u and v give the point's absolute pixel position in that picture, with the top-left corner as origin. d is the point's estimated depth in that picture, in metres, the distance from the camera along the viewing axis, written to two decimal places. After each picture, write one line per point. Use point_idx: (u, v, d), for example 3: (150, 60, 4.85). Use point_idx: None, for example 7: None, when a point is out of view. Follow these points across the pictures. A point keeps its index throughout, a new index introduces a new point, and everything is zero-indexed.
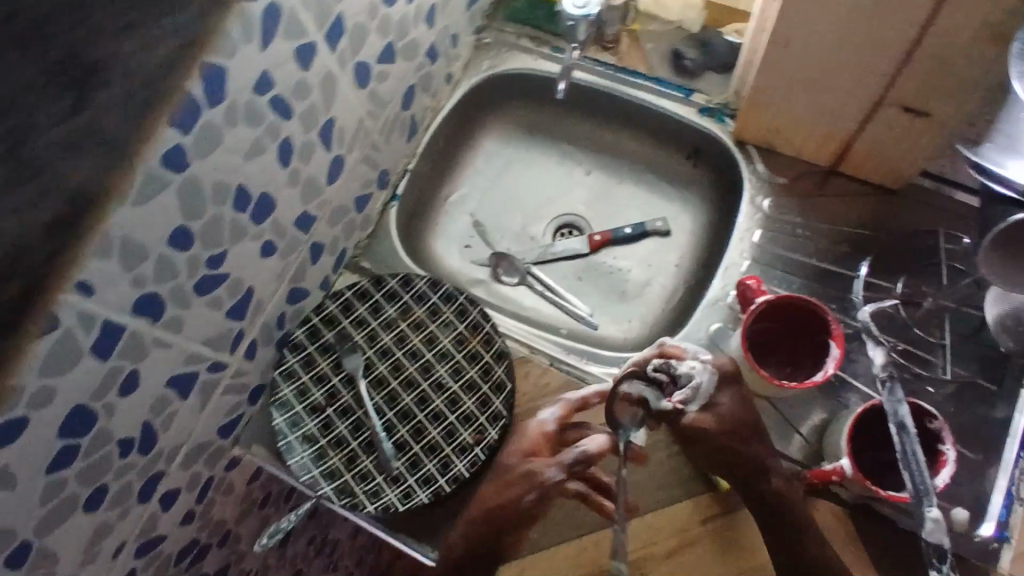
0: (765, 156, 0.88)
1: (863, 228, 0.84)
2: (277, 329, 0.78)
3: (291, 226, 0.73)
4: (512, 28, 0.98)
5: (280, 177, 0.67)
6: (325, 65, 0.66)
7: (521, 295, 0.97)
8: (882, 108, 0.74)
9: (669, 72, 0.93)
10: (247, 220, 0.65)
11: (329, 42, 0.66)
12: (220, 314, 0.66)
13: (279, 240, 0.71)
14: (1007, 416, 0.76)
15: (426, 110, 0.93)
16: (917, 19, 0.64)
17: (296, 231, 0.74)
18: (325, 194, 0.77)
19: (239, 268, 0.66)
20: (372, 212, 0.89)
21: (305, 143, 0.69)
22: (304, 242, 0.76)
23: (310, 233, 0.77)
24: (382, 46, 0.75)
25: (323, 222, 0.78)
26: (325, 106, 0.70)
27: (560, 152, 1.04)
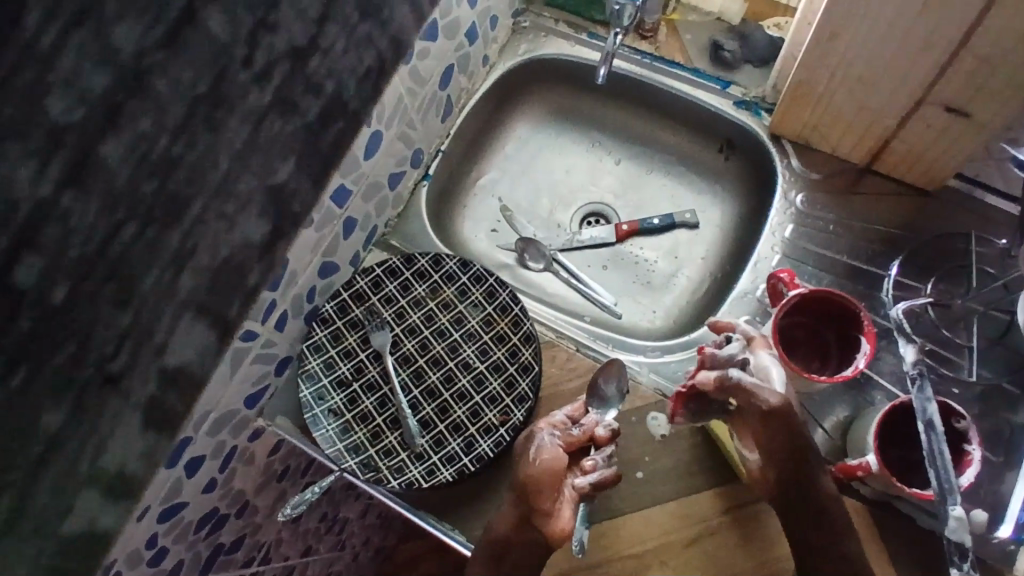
0: (800, 152, 0.88)
1: (895, 228, 0.84)
2: (307, 302, 0.78)
3: (328, 198, 0.73)
4: (550, 14, 0.98)
5: (322, 147, 0.67)
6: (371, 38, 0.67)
7: (547, 281, 0.97)
8: (924, 107, 0.74)
9: (706, 63, 0.93)
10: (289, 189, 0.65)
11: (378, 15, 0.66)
12: (256, 282, 0.67)
13: (316, 211, 0.71)
14: None
15: (461, 91, 0.93)
16: (967, 18, 0.64)
17: (333, 204, 0.74)
18: (362, 169, 0.77)
19: (277, 237, 0.67)
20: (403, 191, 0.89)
21: (347, 114, 0.69)
22: (339, 215, 0.76)
23: (345, 206, 0.77)
24: (425, 22, 0.75)
25: (359, 196, 0.79)
26: (369, 79, 0.70)
27: (592, 140, 1.04)
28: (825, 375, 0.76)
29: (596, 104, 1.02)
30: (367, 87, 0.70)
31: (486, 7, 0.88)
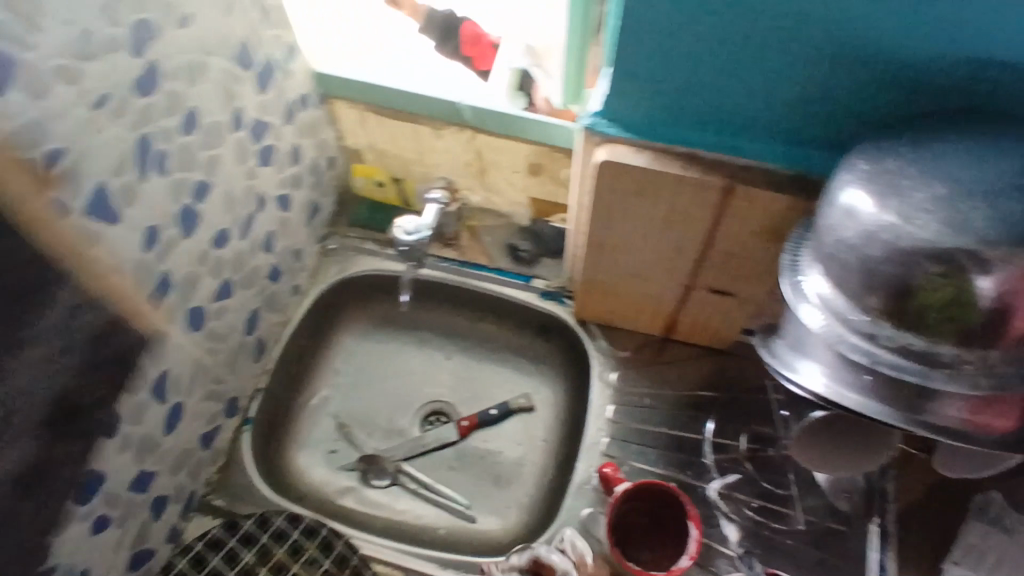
0: (606, 333, 0.94)
1: (704, 390, 0.90)
2: (203, 446, 0.86)
3: (126, 491, 0.75)
4: (358, 235, 1.02)
5: (152, 406, 0.75)
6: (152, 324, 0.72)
7: (394, 498, 0.94)
8: (695, 291, 0.81)
9: (507, 261, 0.99)
10: (148, 398, 0.74)
11: (155, 301, 0.72)
12: (87, 526, 0.70)
13: (113, 510, 0.73)
14: (862, 552, 0.78)
15: (272, 327, 0.94)
16: (706, 224, 0.70)
17: (132, 495, 0.75)
18: (163, 447, 0.79)
19: (101, 463, 0.70)
20: (203, 454, 0.86)
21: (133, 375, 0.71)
22: (142, 502, 0.77)
23: (148, 491, 0.78)
24: (265, 231, 0.87)
25: (163, 474, 0.80)
26: (182, 302, 0.76)
27: (257, 388, 0.94)
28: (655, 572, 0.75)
29: (282, 335, 0.96)
30: (182, 310, 0.76)
31: (287, 244, 0.92)
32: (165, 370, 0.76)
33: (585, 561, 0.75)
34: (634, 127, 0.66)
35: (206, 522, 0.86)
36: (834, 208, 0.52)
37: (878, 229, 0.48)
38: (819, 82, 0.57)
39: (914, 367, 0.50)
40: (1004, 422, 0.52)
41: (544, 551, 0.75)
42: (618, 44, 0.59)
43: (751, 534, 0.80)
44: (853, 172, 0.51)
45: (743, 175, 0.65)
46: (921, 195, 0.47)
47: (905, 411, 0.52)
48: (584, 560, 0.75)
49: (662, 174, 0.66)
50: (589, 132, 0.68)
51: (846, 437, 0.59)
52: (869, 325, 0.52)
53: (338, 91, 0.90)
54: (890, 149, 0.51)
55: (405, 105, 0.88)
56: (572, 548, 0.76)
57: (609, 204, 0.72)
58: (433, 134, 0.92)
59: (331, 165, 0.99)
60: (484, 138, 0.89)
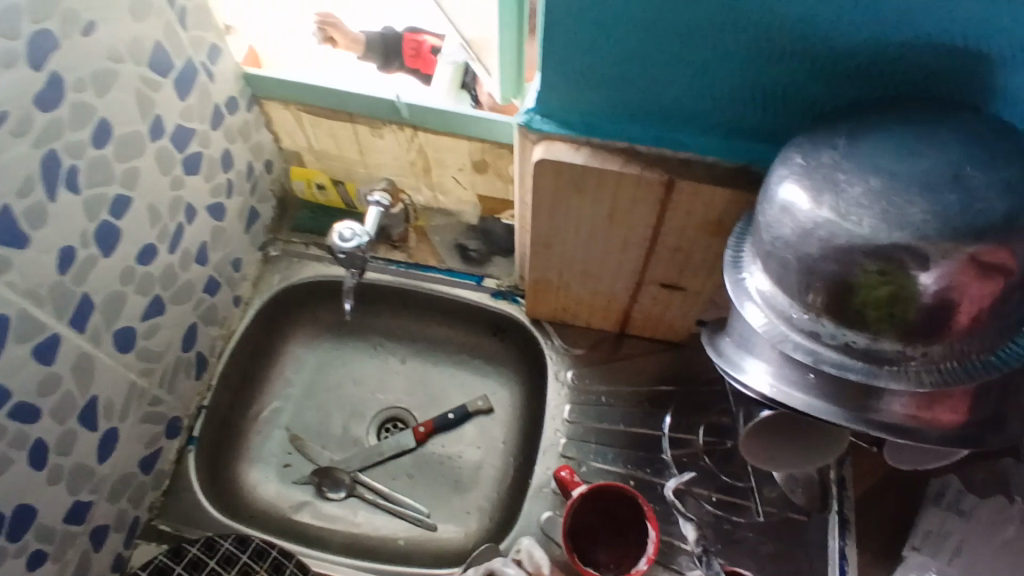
0: (560, 331, 0.92)
1: (662, 384, 0.88)
2: (142, 471, 0.82)
3: (61, 523, 0.71)
4: (296, 237, 0.99)
5: (82, 435, 0.71)
6: (76, 348, 0.68)
7: (352, 511, 0.92)
8: (646, 286, 0.79)
9: (457, 261, 0.96)
10: (78, 426, 0.70)
11: (77, 324, 0.68)
12: (21, 562, 0.66)
13: (47, 545, 0.69)
14: (822, 541, 0.78)
15: (213, 341, 0.90)
16: (650, 220, 0.68)
17: (68, 527, 0.72)
18: (99, 475, 0.75)
19: (29, 498, 0.66)
20: (145, 479, 0.83)
21: (60, 402, 0.67)
22: (81, 533, 0.74)
23: (86, 521, 0.75)
24: (199, 242, 0.83)
25: (102, 502, 0.76)
26: (109, 322, 0.72)
27: (201, 404, 0.90)
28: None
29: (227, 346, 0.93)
30: (110, 330, 0.72)
31: (224, 253, 0.89)
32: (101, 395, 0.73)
33: (541, 574, 0.72)
34: (571, 123, 0.64)
35: (152, 550, 0.83)
36: (771, 204, 0.50)
37: (815, 226, 0.46)
38: (761, 70, 0.54)
39: (857, 365, 0.49)
40: (950, 415, 0.50)
41: (499, 563, 0.72)
42: (547, 39, 0.56)
43: (712, 528, 0.79)
44: (789, 166, 0.50)
45: (685, 169, 0.63)
46: (857, 189, 0.45)
47: (850, 409, 0.51)
48: (539, 573, 0.72)
49: (602, 171, 0.64)
50: (526, 129, 0.65)
51: (788, 428, 0.59)
52: (811, 323, 0.50)
53: (269, 92, 0.87)
54: (826, 142, 0.49)
55: (341, 105, 0.85)
56: (528, 560, 0.74)
57: (552, 202, 0.69)
58: (372, 133, 0.88)
59: (267, 169, 0.95)
60: (425, 136, 0.86)
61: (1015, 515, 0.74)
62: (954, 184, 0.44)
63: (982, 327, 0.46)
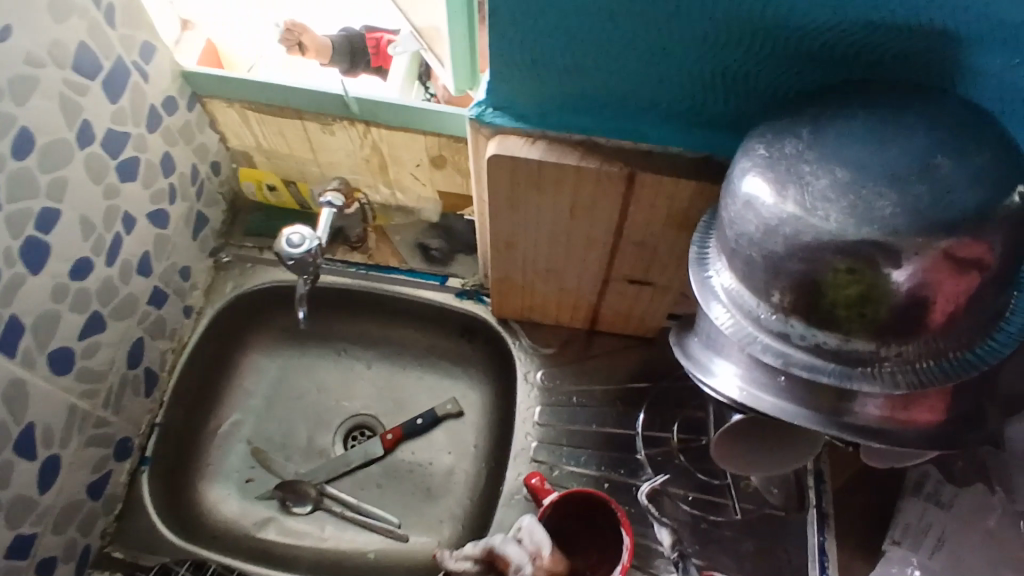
0: (528, 330, 0.89)
1: (635, 382, 0.85)
2: (91, 496, 0.79)
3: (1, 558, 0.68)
4: (252, 242, 0.95)
5: (19, 464, 0.67)
6: (6, 374, 0.64)
7: (319, 526, 0.88)
8: (613, 282, 0.76)
9: (419, 262, 0.92)
10: (14, 456, 0.67)
11: (6, 349, 0.64)
12: None
13: None
14: (801, 537, 0.76)
15: (163, 354, 0.87)
16: (613, 216, 0.65)
17: (9, 562, 0.69)
18: (42, 505, 0.72)
19: None
20: (94, 504, 0.79)
21: None
22: (26, 567, 0.71)
23: (31, 554, 0.72)
24: (140, 253, 0.80)
25: (46, 533, 0.73)
26: (42, 344, 0.68)
27: (154, 421, 0.87)
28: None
29: (178, 360, 0.90)
30: (43, 352, 0.68)
31: (169, 263, 0.86)
32: (37, 420, 0.69)
33: (544, 551, 0.66)
34: (525, 116, 0.60)
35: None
36: (734, 198, 0.46)
37: (780, 223, 0.43)
38: (727, 53, 0.51)
39: (830, 367, 0.46)
40: (925, 415, 0.48)
41: (498, 542, 0.67)
42: (493, 27, 0.52)
43: (690, 529, 0.77)
44: (752, 157, 0.46)
45: (646, 162, 0.60)
46: (823, 182, 0.42)
47: (824, 413, 0.48)
48: (540, 553, 0.66)
49: (559, 166, 0.60)
50: (478, 124, 0.61)
51: (751, 434, 0.56)
52: (779, 324, 0.47)
53: (210, 91, 0.82)
54: (789, 131, 0.46)
55: (287, 100, 0.79)
56: (528, 540, 0.67)
57: (508, 200, 0.66)
58: (323, 130, 0.84)
59: (215, 171, 0.91)
60: (378, 132, 0.81)
61: (996, 506, 0.73)
62: (924, 174, 0.41)
63: (956, 323, 0.43)
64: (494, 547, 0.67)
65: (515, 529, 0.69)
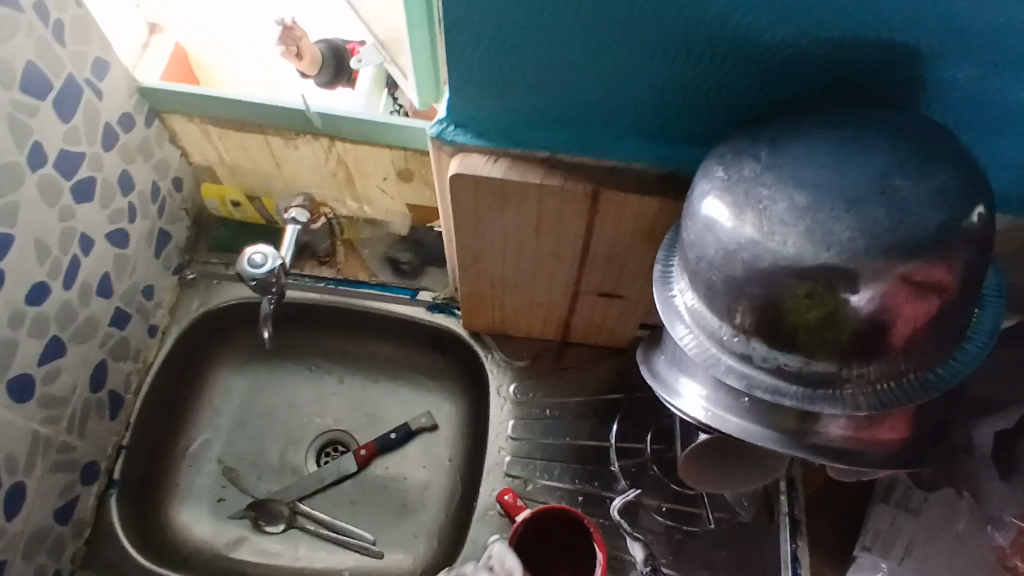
0: (499, 342, 0.88)
1: (608, 393, 0.85)
2: (58, 523, 0.77)
3: None
4: (216, 259, 0.95)
5: None
6: None
7: (292, 545, 0.87)
8: (583, 296, 0.76)
9: (389, 275, 0.92)
10: None
11: None
12: None
13: None
14: (775, 545, 0.76)
15: (127, 375, 0.86)
16: (579, 232, 0.65)
17: None
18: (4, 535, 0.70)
19: None
20: (63, 531, 0.77)
21: None
22: None
23: None
24: (100, 273, 0.78)
25: (10, 563, 0.71)
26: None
27: (119, 446, 0.85)
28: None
29: (142, 381, 0.88)
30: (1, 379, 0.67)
31: (130, 283, 0.84)
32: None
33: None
34: (487, 134, 0.59)
35: None
36: (695, 220, 0.46)
37: (739, 247, 0.42)
38: (687, 68, 0.50)
39: (793, 389, 0.46)
40: (886, 433, 0.49)
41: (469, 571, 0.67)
42: (451, 45, 0.51)
43: (664, 540, 0.77)
44: (711, 179, 0.46)
45: (610, 179, 0.59)
46: (781, 205, 0.42)
47: (788, 434, 0.48)
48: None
49: (522, 183, 0.59)
50: (439, 142, 0.60)
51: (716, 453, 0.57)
52: (742, 346, 0.46)
53: (169, 105, 0.80)
54: (748, 151, 0.46)
55: (250, 116, 0.78)
56: (499, 566, 0.66)
57: (473, 216, 0.64)
58: (287, 144, 0.82)
59: (176, 188, 0.90)
60: (343, 146, 0.80)
61: (963, 510, 0.73)
62: (881, 196, 0.41)
63: (917, 344, 0.43)
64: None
65: (490, 552, 0.68)
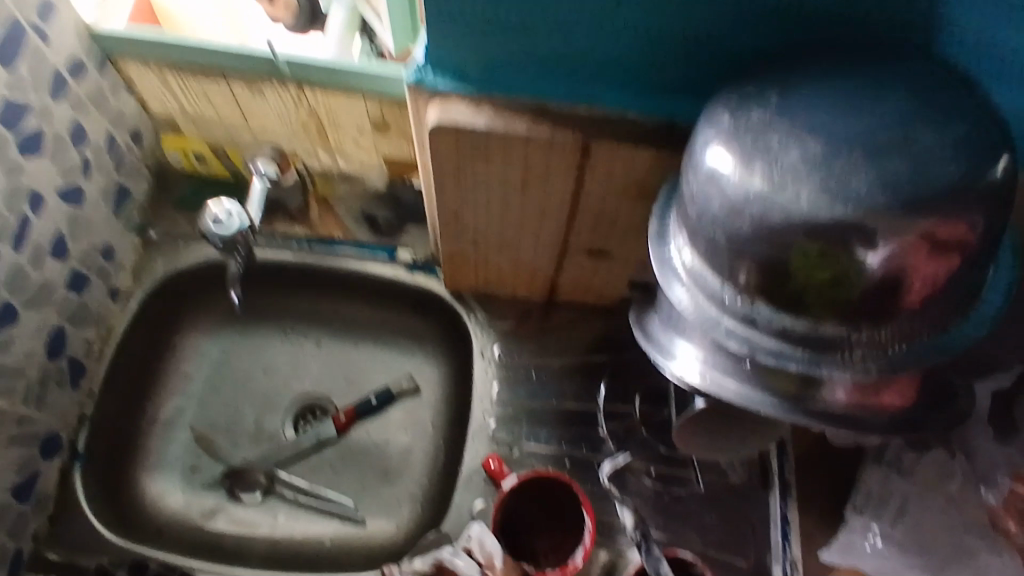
0: (483, 303, 0.85)
1: (596, 354, 0.82)
2: (20, 498, 0.73)
3: None
4: (181, 217, 0.89)
5: None
6: None
7: (271, 513, 0.84)
8: (571, 254, 0.72)
9: (366, 233, 0.87)
10: None
11: None
12: None
13: None
14: (766, 507, 0.75)
15: (89, 341, 0.81)
16: (568, 187, 0.61)
17: None
18: None
19: None
20: (24, 506, 0.74)
21: None
22: None
23: None
24: (53, 235, 0.73)
25: None
26: None
27: (84, 416, 0.81)
28: (550, 566, 0.69)
29: (106, 348, 0.84)
30: None
31: (88, 244, 0.79)
32: None
33: (495, 562, 0.65)
34: (468, 79, 0.54)
35: None
36: (697, 171, 0.42)
37: (746, 200, 0.39)
38: (687, 6, 0.46)
39: (798, 353, 0.43)
40: (891, 399, 0.46)
41: (446, 556, 0.67)
42: None
43: (653, 503, 0.75)
44: (716, 127, 0.42)
45: (602, 127, 0.55)
46: (792, 155, 0.38)
47: (789, 399, 0.45)
48: (492, 563, 0.65)
49: (507, 133, 0.55)
50: (416, 89, 0.55)
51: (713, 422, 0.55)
52: (744, 308, 0.43)
53: (123, 51, 0.73)
54: (756, 96, 0.42)
55: (209, 63, 0.72)
56: (478, 548, 0.66)
57: (454, 170, 0.60)
58: (252, 93, 0.76)
59: (135, 141, 0.84)
60: (313, 94, 0.74)
61: (957, 470, 0.72)
62: (903, 146, 0.37)
63: (932, 305, 0.40)
64: (441, 563, 0.67)
65: (470, 536, 0.68)
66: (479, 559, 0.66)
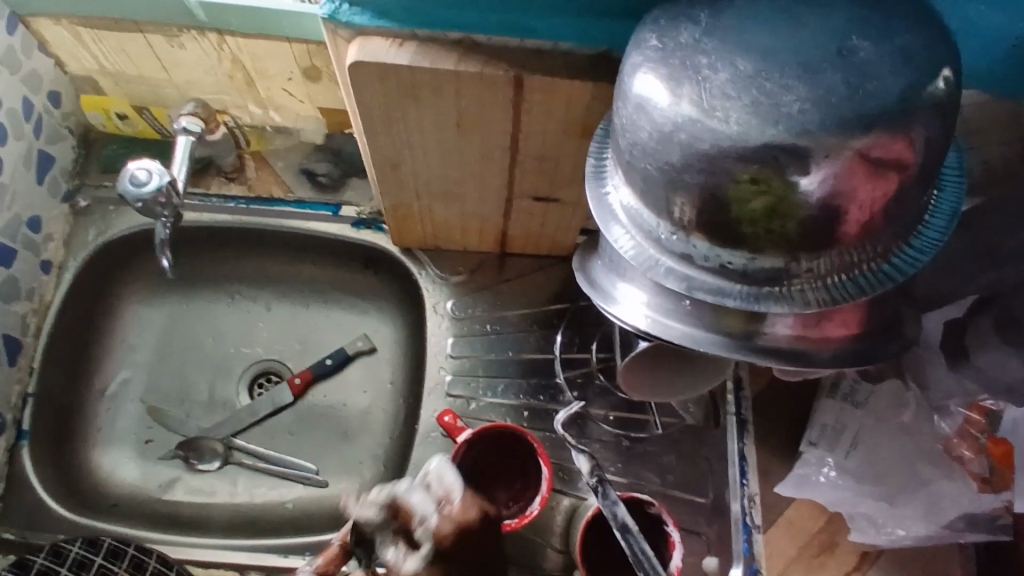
0: (433, 258, 0.82)
1: (551, 303, 0.81)
2: None
3: None
4: (109, 181, 0.85)
5: None
6: None
7: (230, 481, 0.83)
8: (517, 201, 0.69)
9: (308, 190, 0.84)
10: None
11: None
12: None
13: None
14: (724, 446, 0.75)
15: (24, 318, 0.77)
16: (504, 129, 0.58)
17: None
18: None
19: None
20: None
21: None
22: None
23: None
24: None
25: None
26: None
27: (25, 394, 0.78)
28: (512, 515, 0.68)
29: (43, 323, 0.80)
30: None
31: (11, 215, 0.74)
32: None
33: (455, 496, 0.57)
34: (389, 13, 0.50)
35: None
36: (626, 100, 0.39)
37: (675, 128, 0.36)
38: None
39: (737, 289, 0.41)
40: (835, 330, 0.45)
41: (403, 489, 0.56)
42: None
43: (612, 448, 0.75)
44: (643, 51, 0.39)
45: (534, 61, 0.51)
46: (722, 76, 0.35)
47: (732, 337, 0.44)
48: (452, 498, 0.57)
49: (434, 72, 0.51)
50: (333, 25, 0.51)
51: (662, 362, 0.56)
52: (681, 245, 0.41)
53: (32, 6, 0.67)
54: (685, 15, 0.39)
55: (122, 11, 0.66)
56: (437, 485, 0.58)
57: (383, 113, 0.56)
58: (170, 43, 0.71)
59: (53, 103, 0.78)
60: (235, 41, 0.69)
61: (910, 401, 0.73)
62: (838, 61, 0.35)
63: (873, 232, 0.39)
64: (398, 494, 0.55)
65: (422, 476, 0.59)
66: (437, 492, 0.57)
